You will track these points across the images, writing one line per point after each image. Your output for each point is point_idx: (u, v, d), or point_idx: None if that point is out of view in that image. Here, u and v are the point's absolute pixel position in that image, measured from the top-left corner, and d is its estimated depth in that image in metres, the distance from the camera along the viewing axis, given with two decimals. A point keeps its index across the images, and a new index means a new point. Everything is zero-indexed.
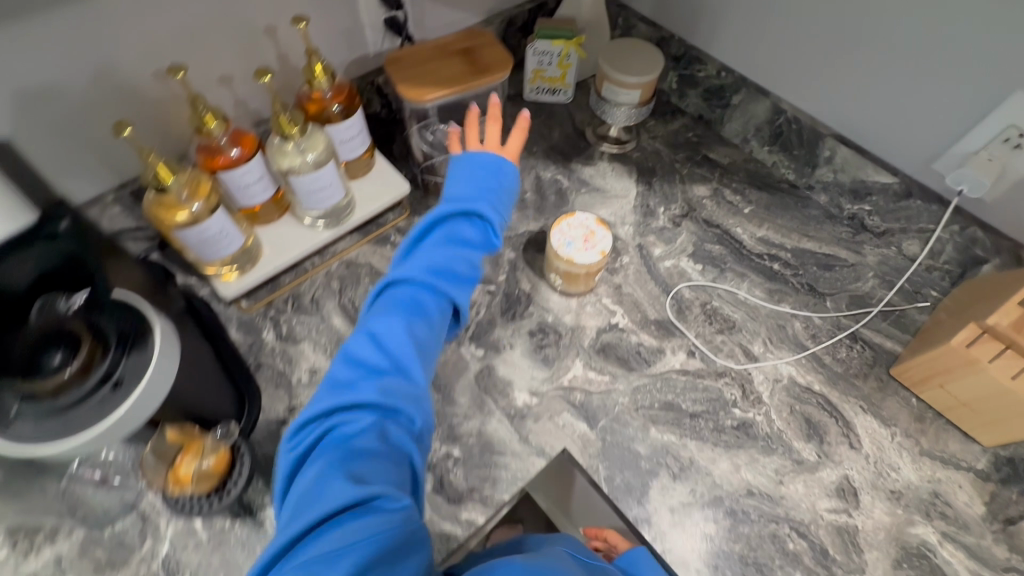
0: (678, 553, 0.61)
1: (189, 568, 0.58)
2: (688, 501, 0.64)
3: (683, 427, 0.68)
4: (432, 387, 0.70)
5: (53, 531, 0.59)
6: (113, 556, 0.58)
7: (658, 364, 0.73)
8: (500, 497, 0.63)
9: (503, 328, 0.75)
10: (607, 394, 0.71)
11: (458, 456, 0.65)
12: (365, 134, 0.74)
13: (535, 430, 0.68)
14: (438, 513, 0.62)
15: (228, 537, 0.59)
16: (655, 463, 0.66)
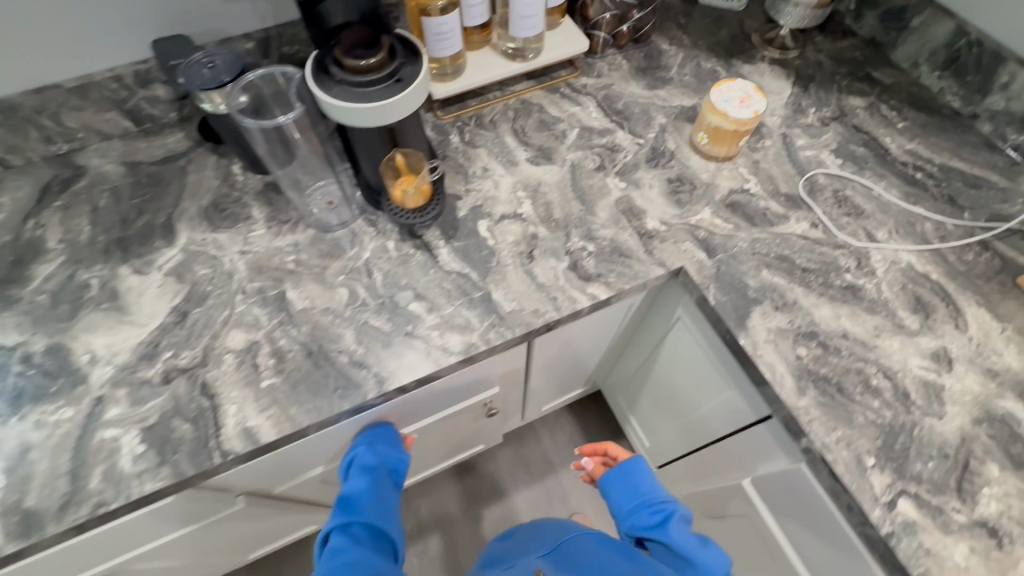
0: (767, 360, 0.70)
1: (382, 270, 0.77)
2: (785, 327, 0.72)
3: (794, 276, 0.76)
4: (579, 200, 0.84)
5: (294, 225, 0.81)
6: (331, 250, 0.79)
7: (780, 226, 0.81)
8: (622, 286, 0.76)
9: (646, 171, 0.87)
10: (729, 237, 0.80)
11: (591, 251, 0.79)
12: None
13: (659, 248, 0.79)
14: (569, 283, 0.76)
15: (411, 259, 0.78)
16: (762, 294, 0.75)
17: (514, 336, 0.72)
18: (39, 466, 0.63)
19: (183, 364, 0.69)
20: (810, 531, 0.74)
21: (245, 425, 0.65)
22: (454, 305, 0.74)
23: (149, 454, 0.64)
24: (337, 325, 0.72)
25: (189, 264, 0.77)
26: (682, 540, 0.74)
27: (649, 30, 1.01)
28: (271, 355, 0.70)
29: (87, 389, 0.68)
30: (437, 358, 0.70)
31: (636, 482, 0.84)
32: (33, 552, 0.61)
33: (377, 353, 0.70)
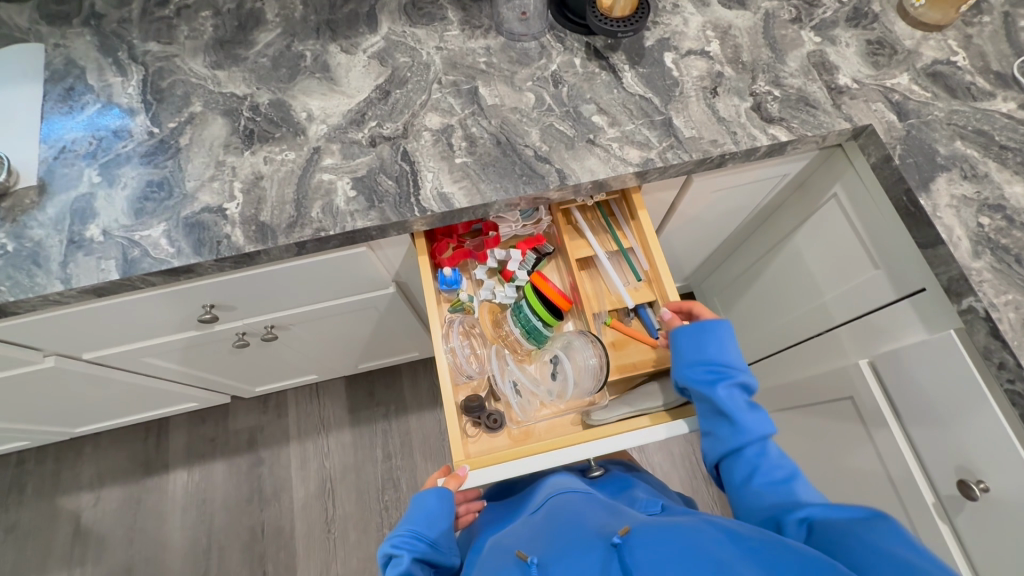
0: (946, 222, 0.70)
1: (567, 83, 0.80)
2: (972, 196, 0.71)
3: (990, 151, 0.74)
4: (769, 47, 0.82)
5: (486, 32, 0.84)
6: (521, 58, 0.82)
7: (984, 103, 0.77)
8: (805, 132, 0.76)
9: (844, 30, 0.83)
10: (924, 105, 0.77)
11: (777, 97, 0.78)
12: None
13: (848, 104, 0.78)
14: (750, 122, 0.77)
15: (596, 77, 0.80)
16: (951, 162, 0.73)
17: (691, 161, 0.74)
18: (270, 191, 0.73)
19: (387, 133, 0.77)
20: (926, 402, 0.78)
21: (441, 191, 0.73)
22: (634, 124, 0.77)
23: (359, 199, 0.73)
24: (524, 124, 0.77)
25: (390, 51, 0.83)
26: (730, 402, 0.64)
27: None
28: (464, 139, 0.76)
29: (306, 140, 0.77)
30: (615, 167, 0.74)
31: (709, 344, 0.68)
32: (262, 259, 0.72)
33: (560, 153, 0.75)
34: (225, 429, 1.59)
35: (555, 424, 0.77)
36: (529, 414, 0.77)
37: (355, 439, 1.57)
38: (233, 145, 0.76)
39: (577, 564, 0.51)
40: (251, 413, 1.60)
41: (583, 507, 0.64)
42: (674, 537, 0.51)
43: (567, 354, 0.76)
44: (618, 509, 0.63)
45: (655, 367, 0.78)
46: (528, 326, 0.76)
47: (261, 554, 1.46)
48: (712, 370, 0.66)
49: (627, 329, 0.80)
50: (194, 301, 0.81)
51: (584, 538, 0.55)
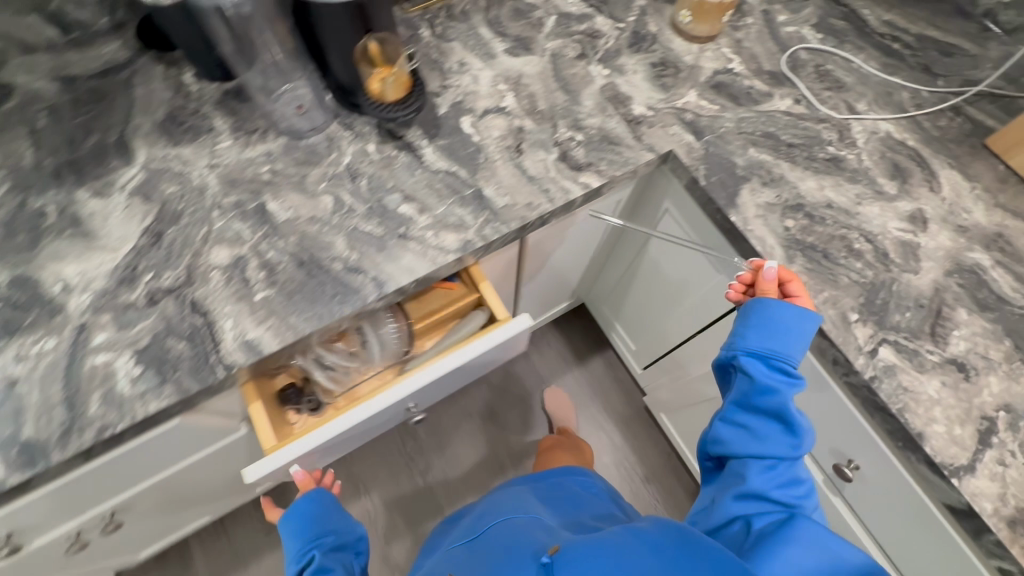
0: (758, 234, 0.72)
1: (365, 174, 0.73)
2: (774, 201, 0.74)
3: (780, 152, 0.77)
4: (562, 90, 0.81)
5: (264, 135, 0.75)
6: (308, 157, 0.74)
7: (765, 104, 0.80)
8: (614, 173, 0.75)
9: (629, 57, 0.83)
10: (715, 119, 0.79)
11: (580, 141, 0.77)
12: None
13: (648, 134, 0.78)
14: (560, 175, 0.74)
15: (395, 161, 0.74)
16: (750, 172, 0.76)
17: (511, 231, 0.71)
18: (32, 396, 0.60)
19: (168, 284, 0.66)
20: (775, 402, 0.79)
21: (245, 338, 0.63)
22: (445, 205, 0.72)
23: (148, 375, 0.61)
24: (326, 234, 0.69)
25: (153, 182, 0.72)
26: (794, 412, 0.62)
27: None
28: (261, 268, 0.67)
29: (67, 318, 0.64)
30: (435, 259, 0.69)
31: (796, 326, 0.63)
32: (42, 481, 0.59)
33: (372, 258, 0.68)
34: None
35: (376, 386, 0.78)
36: (347, 384, 0.78)
37: (278, 561, 1.42)
38: None
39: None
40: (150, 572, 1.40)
41: (524, 528, 0.68)
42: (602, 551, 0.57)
43: (373, 326, 0.77)
44: (556, 531, 0.68)
45: (461, 309, 0.80)
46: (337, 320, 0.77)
47: None
48: (785, 365, 0.63)
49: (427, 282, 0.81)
50: None
51: (519, 555, 0.61)
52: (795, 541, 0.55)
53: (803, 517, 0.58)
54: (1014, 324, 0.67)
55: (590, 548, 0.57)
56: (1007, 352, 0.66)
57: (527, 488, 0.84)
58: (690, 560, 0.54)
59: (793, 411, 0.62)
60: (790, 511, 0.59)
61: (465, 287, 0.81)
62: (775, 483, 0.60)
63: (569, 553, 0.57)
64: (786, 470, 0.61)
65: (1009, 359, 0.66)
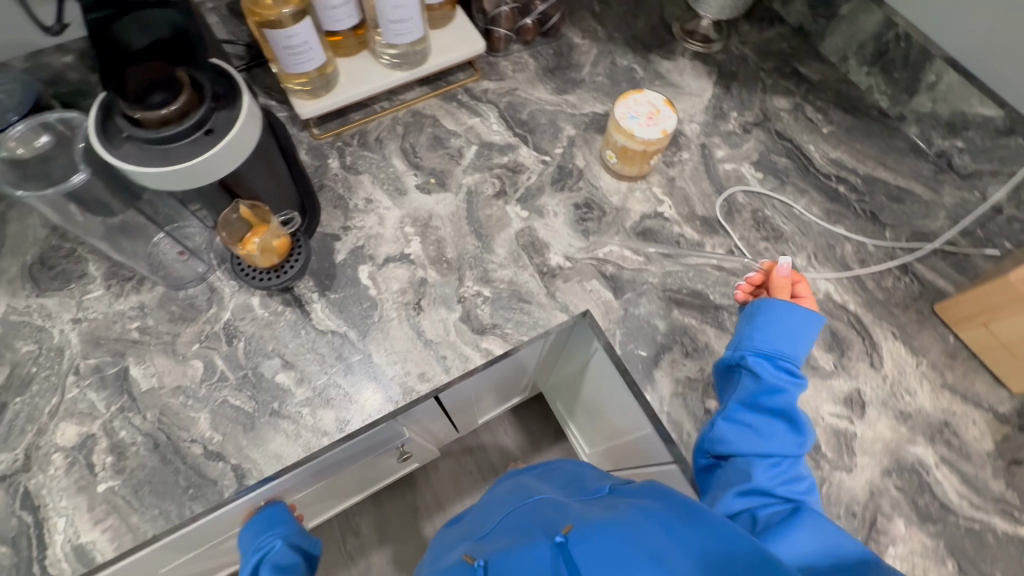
0: (674, 417, 0.64)
1: (244, 334, 0.67)
2: (694, 375, 0.67)
3: (706, 315, 0.70)
4: (474, 234, 0.74)
5: (139, 283, 0.69)
6: (184, 312, 0.68)
7: (694, 256, 0.74)
8: (520, 338, 0.68)
9: (550, 196, 0.78)
10: (638, 273, 0.73)
11: (487, 297, 0.70)
12: (416, 22, 0.72)
13: (562, 289, 0.71)
14: (461, 338, 0.68)
15: (279, 318, 0.68)
16: (671, 339, 0.69)
17: (398, 407, 0.64)
18: None
19: (1, 469, 0.59)
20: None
21: (76, 543, 0.56)
22: (327, 374, 0.65)
23: None
24: (189, 408, 0.62)
25: (8, 339, 0.66)
26: (796, 409, 0.57)
27: (558, 22, 0.89)
28: (110, 451, 0.60)
29: None
30: (308, 443, 0.61)
31: (801, 327, 0.59)
32: None
33: (236, 440, 0.61)
34: None
35: None
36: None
37: None
38: None
39: (524, 558, 0.46)
40: None
41: (536, 512, 0.58)
42: (615, 531, 0.45)
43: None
44: (568, 504, 0.58)
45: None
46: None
47: None
48: (785, 364, 0.58)
49: None
50: None
51: (534, 534, 0.49)
52: (804, 532, 0.50)
53: (809, 510, 0.52)
54: (959, 540, 0.59)
55: (609, 529, 0.46)
56: None
57: (525, 479, 0.75)
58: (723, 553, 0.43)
59: (797, 410, 0.57)
60: (794, 505, 0.53)
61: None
62: (779, 480, 0.55)
63: (582, 529, 0.46)
64: (792, 465, 0.56)
65: None
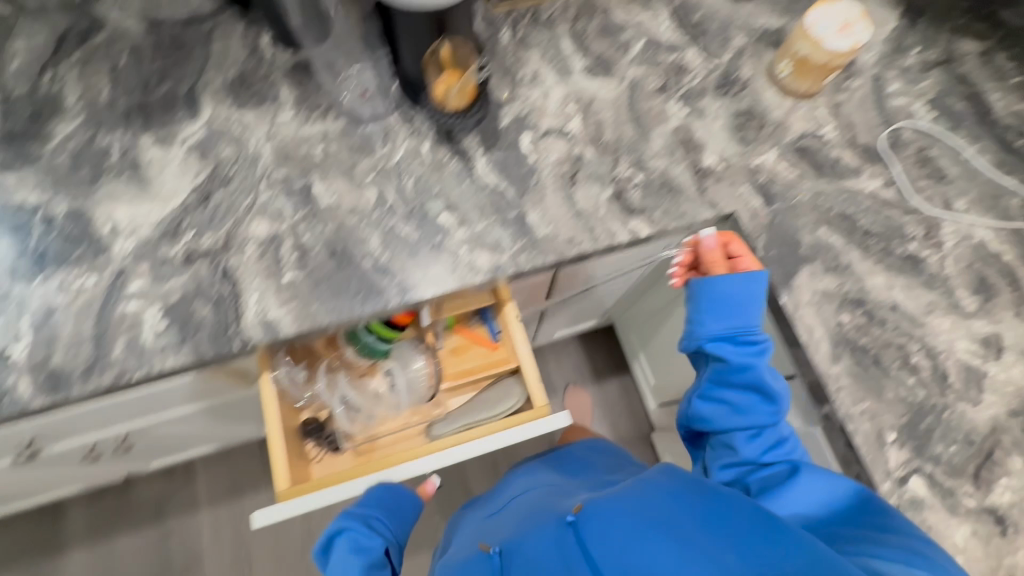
0: (807, 322, 0.67)
1: (413, 174, 0.72)
2: (831, 289, 0.68)
3: (853, 238, 0.71)
4: (633, 123, 0.76)
5: (324, 113, 0.75)
6: (362, 145, 0.74)
7: (850, 181, 0.73)
8: (666, 224, 0.71)
9: (712, 100, 0.78)
10: (790, 186, 0.73)
11: (639, 182, 0.73)
12: None
13: (713, 188, 0.73)
14: (611, 214, 0.71)
15: (446, 166, 0.73)
16: (815, 252, 0.70)
17: (546, 263, 0.69)
18: (65, 328, 0.64)
19: (206, 246, 0.68)
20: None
21: (266, 316, 0.65)
22: (486, 222, 0.70)
23: (171, 332, 0.64)
24: (363, 227, 0.69)
25: (212, 141, 0.73)
26: (768, 379, 0.61)
27: None
28: (294, 249, 0.68)
29: (109, 259, 0.67)
30: (463, 276, 0.68)
31: (746, 288, 0.62)
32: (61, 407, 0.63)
33: (403, 262, 0.68)
34: (128, 501, 1.48)
35: (398, 438, 0.79)
36: (370, 430, 0.80)
37: (271, 500, 1.50)
38: (21, 270, 0.66)
39: (536, 546, 0.55)
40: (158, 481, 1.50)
41: (541, 500, 0.68)
42: (625, 503, 0.55)
43: (401, 367, 0.80)
44: (570, 495, 0.67)
45: (495, 372, 0.80)
46: (368, 349, 0.76)
47: None
48: (749, 339, 0.62)
49: (469, 333, 0.82)
50: (6, 439, 0.71)
51: (543, 518, 0.59)
52: (796, 487, 0.57)
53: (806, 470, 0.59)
54: None
55: (615, 505, 0.55)
56: None
57: (538, 461, 0.84)
58: (732, 512, 0.51)
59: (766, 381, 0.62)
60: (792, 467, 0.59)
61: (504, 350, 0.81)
62: (761, 450, 0.61)
63: (593, 507, 0.56)
64: (774, 430, 0.62)
65: None
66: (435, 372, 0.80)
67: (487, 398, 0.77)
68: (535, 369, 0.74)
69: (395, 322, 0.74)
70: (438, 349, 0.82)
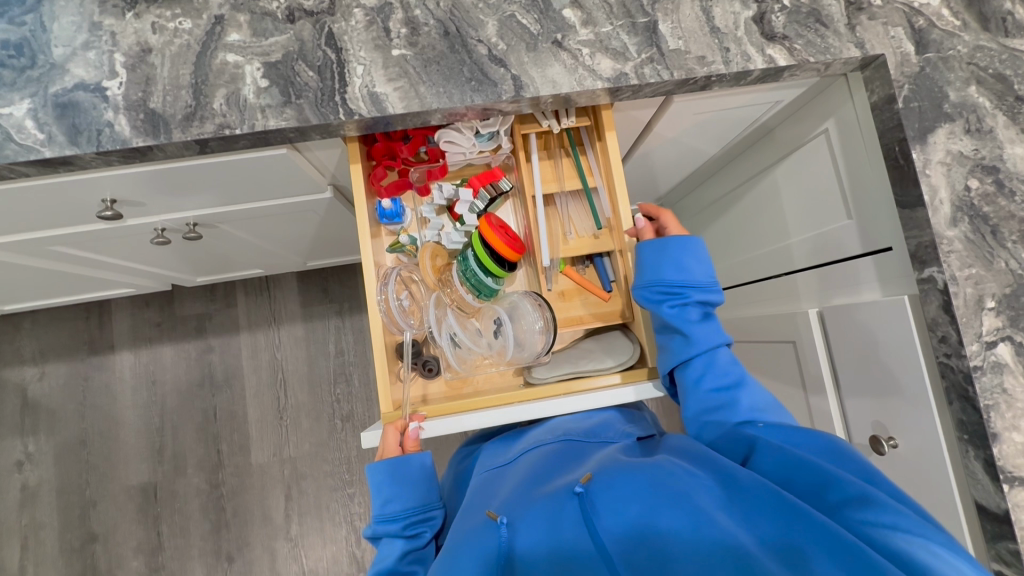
0: (932, 182, 0.64)
1: None
2: (965, 152, 0.64)
3: (1003, 102, 0.65)
4: None
5: None
6: None
7: (1015, 41, 0.66)
8: (806, 58, 0.65)
9: None
10: (949, 37, 0.66)
11: (785, 6, 0.65)
12: None
13: (863, 26, 0.66)
14: (748, 38, 0.64)
15: None
16: (957, 112, 0.65)
17: (670, 80, 0.64)
18: (161, 70, 0.60)
19: (308, 6, 0.62)
20: (871, 372, 0.76)
21: (372, 90, 0.61)
22: (612, 26, 0.64)
23: (273, 92, 0.60)
24: (480, 11, 0.63)
25: None
26: (677, 319, 0.62)
27: None
28: (404, 24, 0.62)
29: (206, 4, 0.61)
30: (581, 80, 0.63)
31: (674, 259, 0.63)
32: (158, 155, 0.61)
33: (519, 56, 0.62)
34: (171, 315, 1.52)
35: (493, 376, 0.74)
36: (467, 365, 0.73)
37: (306, 334, 1.52)
38: (111, 1, 0.60)
39: (546, 517, 0.55)
40: (197, 300, 1.53)
41: (555, 453, 0.65)
42: (633, 480, 0.55)
43: (512, 316, 0.70)
44: (589, 453, 0.64)
45: (602, 317, 0.75)
46: (474, 280, 0.70)
47: (214, 435, 1.48)
48: (668, 287, 0.62)
49: (579, 278, 0.76)
50: (88, 196, 0.70)
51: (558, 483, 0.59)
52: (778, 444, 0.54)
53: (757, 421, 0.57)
54: None
55: (622, 476, 0.56)
56: None
57: None
58: (734, 500, 0.51)
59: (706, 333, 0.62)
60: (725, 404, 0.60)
61: (618, 302, 0.75)
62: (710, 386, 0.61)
63: (603, 480, 0.56)
64: (712, 358, 0.62)
65: None
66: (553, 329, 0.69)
67: (595, 350, 0.71)
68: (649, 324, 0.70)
69: (505, 257, 0.67)
70: (547, 292, 0.75)
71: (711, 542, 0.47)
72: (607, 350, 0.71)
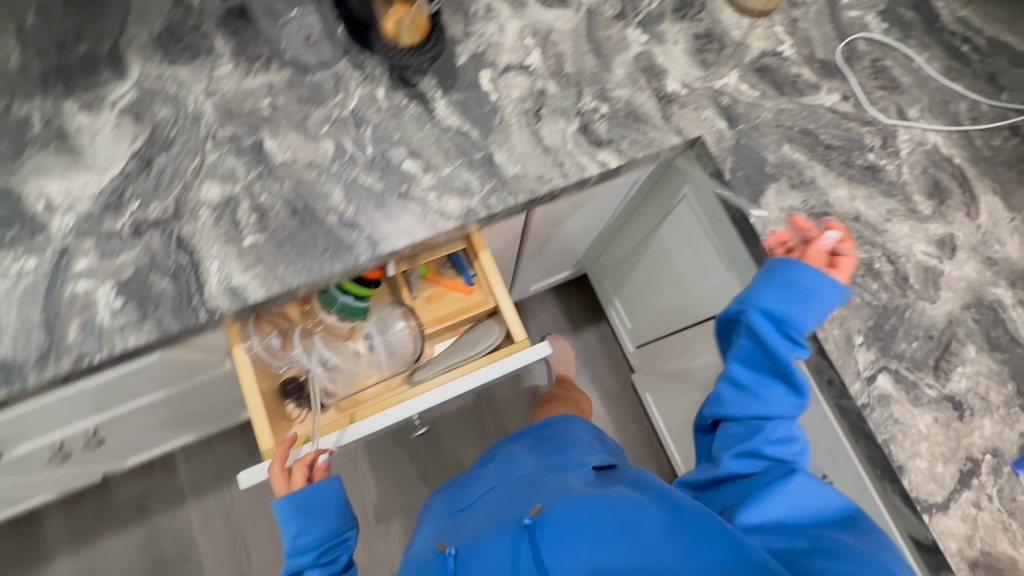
0: None
1: (371, 122, 0.69)
2: (797, 205, 0.70)
3: (815, 153, 0.72)
4: (594, 53, 0.74)
5: (267, 64, 0.70)
6: (312, 96, 0.69)
7: (809, 97, 0.74)
8: (634, 155, 0.70)
9: (671, 24, 0.76)
10: (753, 107, 0.73)
11: (604, 113, 0.71)
12: None
13: (677, 114, 0.72)
14: (578, 149, 0.70)
15: (403, 111, 0.69)
16: (780, 170, 0.71)
17: (517, 203, 0.67)
18: (9, 316, 0.59)
19: (154, 216, 0.63)
20: None
21: (230, 283, 0.61)
22: (452, 167, 0.68)
23: (129, 309, 0.60)
24: (324, 182, 0.66)
25: (146, 103, 0.67)
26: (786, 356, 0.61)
27: None
28: (252, 211, 0.64)
29: (49, 239, 0.61)
30: (434, 224, 0.65)
31: (824, 293, 0.61)
32: (18, 400, 0.59)
33: (369, 215, 0.65)
34: (109, 502, 1.42)
35: (383, 389, 0.75)
36: (352, 385, 0.76)
37: (259, 485, 1.44)
38: None
39: (496, 548, 0.57)
40: (135, 479, 1.44)
41: (514, 491, 0.65)
42: (601, 518, 0.56)
43: (380, 329, 0.76)
44: (547, 483, 0.65)
45: (474, 314, 0.78)
46: (336, 304, 0.73)
47: None
48: (787, 328, 0.61)
49: (443, 281, 0.79)
50: None
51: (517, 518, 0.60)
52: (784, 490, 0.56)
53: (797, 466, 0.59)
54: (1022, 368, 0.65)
55: (586, 512, 0.57)
56: (1008, 396, 0.64)
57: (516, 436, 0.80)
58: (698, 538, 0.52)
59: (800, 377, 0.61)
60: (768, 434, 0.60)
61: (481, 293, 0.78)
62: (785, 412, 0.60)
63: (559, 516, 0.57)
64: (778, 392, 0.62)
65: (1008, 404, 0.64)
66: (418, 332, 0.75)
67: (468, 338, 0.75)
68: (516, 314, 0.72)
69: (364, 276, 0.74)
70: (414, 299, 0.79)
71: (648, 570, 0.50)
72: (476, 338, 0.74)
